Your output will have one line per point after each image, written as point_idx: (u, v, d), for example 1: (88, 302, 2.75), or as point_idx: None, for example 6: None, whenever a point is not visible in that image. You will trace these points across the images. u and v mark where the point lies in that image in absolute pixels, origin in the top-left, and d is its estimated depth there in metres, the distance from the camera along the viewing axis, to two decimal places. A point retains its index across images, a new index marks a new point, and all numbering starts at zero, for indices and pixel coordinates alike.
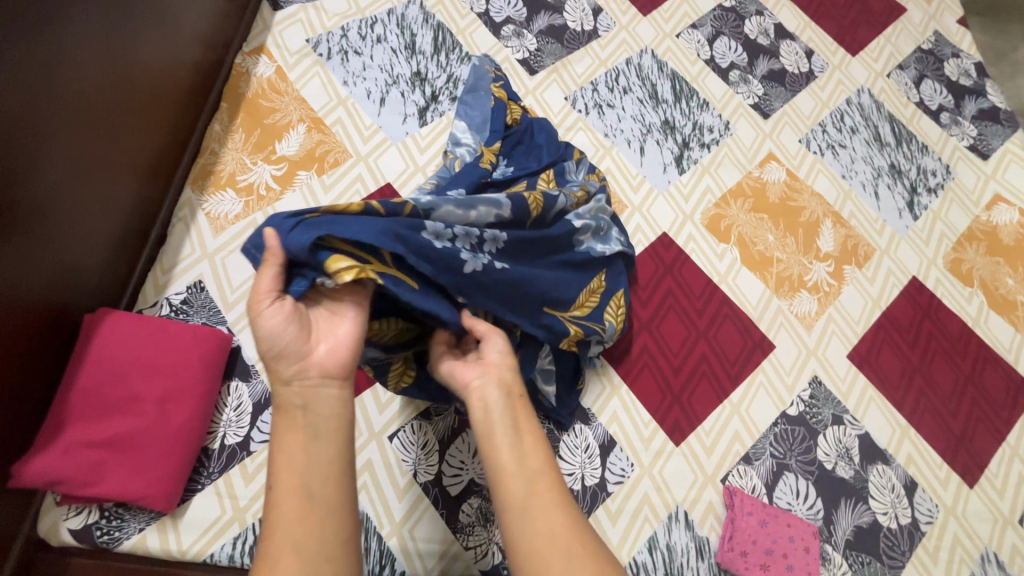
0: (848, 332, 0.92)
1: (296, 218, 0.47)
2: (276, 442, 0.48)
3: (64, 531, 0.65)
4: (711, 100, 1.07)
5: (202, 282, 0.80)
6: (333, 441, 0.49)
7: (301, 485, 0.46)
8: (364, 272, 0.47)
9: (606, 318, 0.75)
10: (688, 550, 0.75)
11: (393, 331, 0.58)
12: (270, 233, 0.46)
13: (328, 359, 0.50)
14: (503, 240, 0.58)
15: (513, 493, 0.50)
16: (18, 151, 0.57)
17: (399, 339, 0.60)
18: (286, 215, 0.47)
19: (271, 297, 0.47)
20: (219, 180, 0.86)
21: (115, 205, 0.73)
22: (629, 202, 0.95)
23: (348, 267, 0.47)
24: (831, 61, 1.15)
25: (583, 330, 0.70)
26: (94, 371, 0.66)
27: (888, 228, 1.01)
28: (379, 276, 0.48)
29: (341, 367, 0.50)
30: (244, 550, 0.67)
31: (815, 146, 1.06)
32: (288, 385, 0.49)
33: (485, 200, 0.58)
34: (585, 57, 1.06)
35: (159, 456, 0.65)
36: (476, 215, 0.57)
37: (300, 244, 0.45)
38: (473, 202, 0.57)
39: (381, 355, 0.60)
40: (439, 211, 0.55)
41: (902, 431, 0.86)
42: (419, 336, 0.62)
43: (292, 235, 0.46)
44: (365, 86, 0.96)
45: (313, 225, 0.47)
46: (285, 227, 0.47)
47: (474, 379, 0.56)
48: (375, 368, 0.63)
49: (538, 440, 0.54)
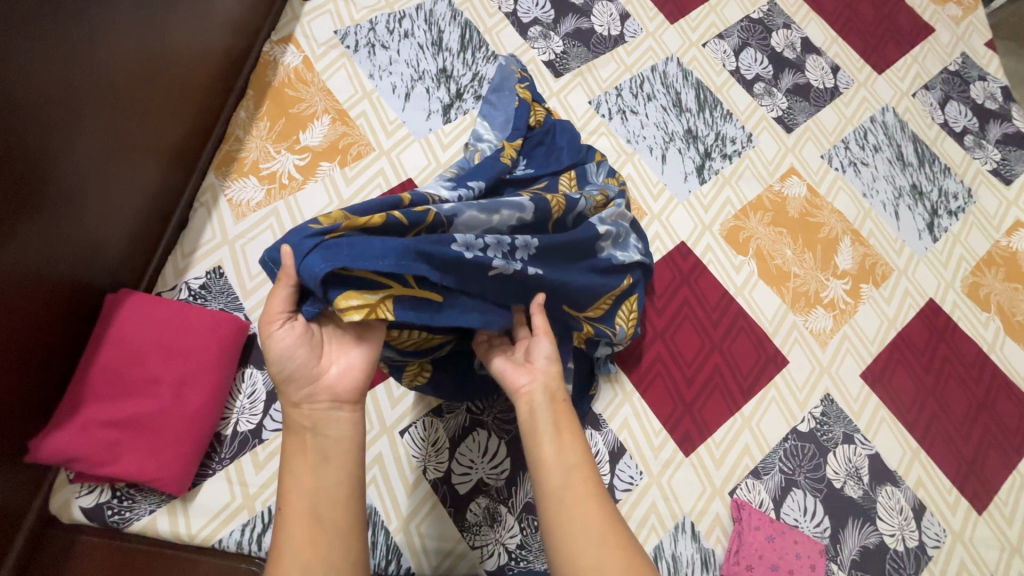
0: (862, 351, 0.91)
1: (316, 238, 0.45)
2: (286, 462, 0.48)
3: (75, 508, 0.66)
4: (735, 111, 1.06)
5: (222, 268, 0.80)
6: (342, 466, 0.48)
7: (310, 509, 0.46)
8: (374, 312, 0.46)
9: (616, 323, 0.75)
10: (693, 562, 0.74)
11: (411, 339, 0.56)
12: (287, 252, 0.45)
13: (339, 381, 0.50)
14: (535, 245, 0.58)
15: (550, 480, 0.50)
16: (50, 128, 0.58)
17: (420, 345, 0.59)
18: (305, 234, 0.45)
19: (282, 317, 0.47)
20: (242, 167, 0.86)
21: (140, 187, 0.73)
22: (649, 209, 0.95)
23: (358, 305, 0.45)
24: (856, 78, 1.15)
25: (596, 331, 0.72)
26: (114, 351, 0.67)
27: (907, 249, 1.01)
28: (390, 313, 0.47)
29: (349, 391, 0.50)
30: (252, 538, 0.67)
31: (837, 162, 1.06)
32: (297, 407, 0.48)
33: (508, 204, 0.58)
34: (611, 62, 1.06)
35: (173, 440, 0.66)
36: (498, 219, 0.57)
37: (313, 276, 0.44)
38: (496, 206, 0.57)
39: (399, 357, 0.60)
40: (462, 216, 0.54)
41: (913, 454, 0.86)
42: (441, 343, 0.60)
43: (307, 263, 0.44)
44: (390, 81, 0.96)
45: (330, 252, 0.44)
46: (303, 249, 0.45)
47: (524, 384, 0.56)
48: (390, 366, 0.63)
49: (570, 436, 0.53)
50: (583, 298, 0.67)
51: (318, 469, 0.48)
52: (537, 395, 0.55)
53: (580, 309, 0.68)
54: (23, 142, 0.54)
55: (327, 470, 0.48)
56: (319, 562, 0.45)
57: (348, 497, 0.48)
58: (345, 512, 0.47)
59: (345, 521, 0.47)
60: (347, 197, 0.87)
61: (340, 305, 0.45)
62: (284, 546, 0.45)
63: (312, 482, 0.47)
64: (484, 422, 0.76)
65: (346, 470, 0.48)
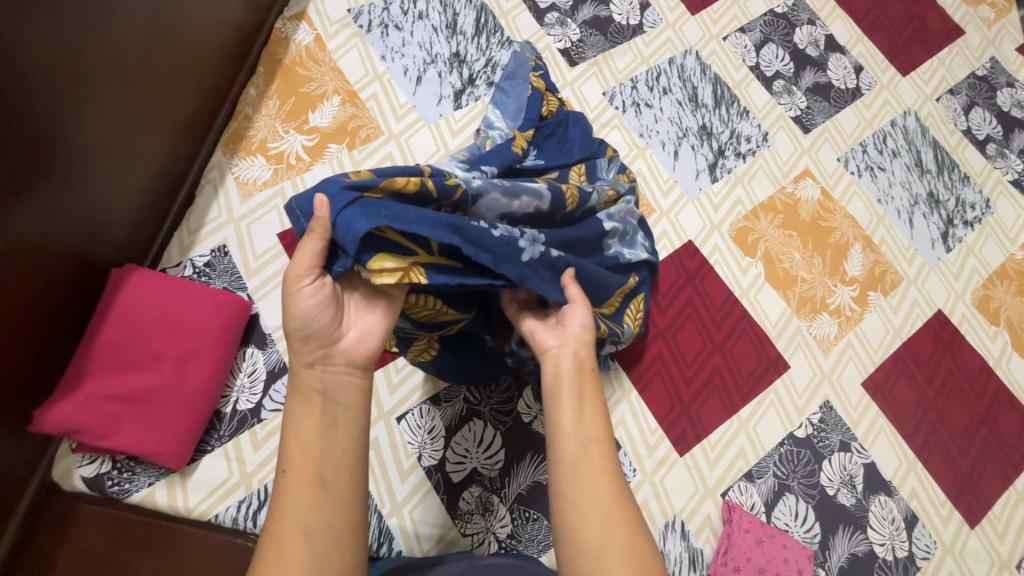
0: (865, 359, 0.90)
1: (355, 193, 0.45)
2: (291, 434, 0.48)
3: (77, 477, 0.68)
4: (752, 109, 1.04)
5: (227, 247, 0.80)
6: (351, 434, 0.49)
7: (314, 475, 0.47)
8: (409, 275, 0.47)
9: (625, 321, 0.75)
10: (681, 560, 0.75)
11: (426, 310, 0.56)
12: (322, 202, 0.44)
13: (355, 347, 0.50)
14: (541, 243, 0.57)
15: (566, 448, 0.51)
16: (58, 101, 0.57)
17: (432, 318, 0.58)
18: (343, 186, 0.45)
19: (312, 274, 0.47)
20: (250, 145, 0.86)
21: (147, 163, 0.73)
22: (658, 206, 0.94)
23: (391, 268, 0.46)
24: (879, 79, 1.12)
25: (609, 331, 0.70)
26: (117, 326, 0.67)
27: (919, 258, 0.99)
28: (422, 277, 0.47)
29: (364, 357, 0.50)
30: (248, 514, 0.69)
31: (853, 166, 1.04)
32: (309, 366, 0.49)
33: (528, 190, 0.57)
34: (628, 53, 1.03)
35: (174, 415, 0.67)
36: (519, 204, 0.56)
37: (352, 231, 0.44)
38: (517, 191, 0.56)
39: (410, 328, 0.59)
40: (485, 197, 0.54)
41: (908, 465, 0.86)
42: (453, 320, 0.60)
43: (347, 216, 0.44)
44: (402, 63, 0.95)
45: (370, 209, 0.44)
46: (342, 202, 0.44)
47: (554, 346, 0.56)
48: (400, 339, 0.62)
49: (591, 409, 0.53)
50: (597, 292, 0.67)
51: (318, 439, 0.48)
52: (565, 359, 0.55)
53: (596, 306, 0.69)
54: (31, 113, 0.54)
55: (333, 438, 0.48)
56: (323, 525, 0.45)
57: (355, 461, 0.48)
58: (349, 478, 0.47)
59: (351, 487, 0.47)
60: None
61: (373, 267, 0.46)
62: (287, 511, 0.45)
63: (318, 448, 0.47)
64: (481, 412, 0.77)
65: (353, 436, 0.49)
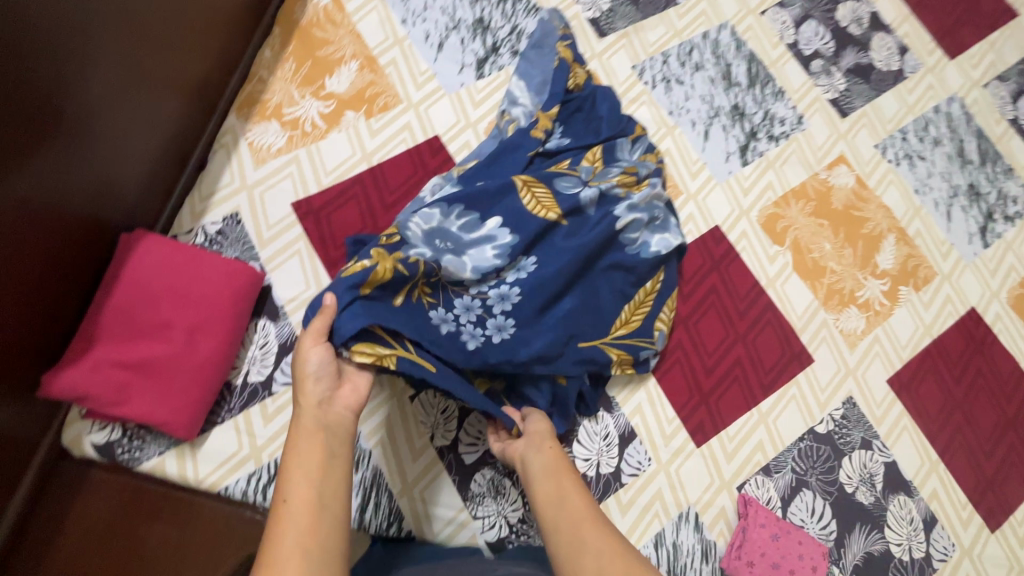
0: (892, 356, 0.87)
1: (354, 293, 0.58)
2: None
3: (87, 444, 0.67)
4: (788, 89, 0.99)
5: (239, 215, 0.78)
6: None
7: None
8: (383, 358, 0.57)
9: (655, 329, 0.77)
10: (694, 551, 0.74)
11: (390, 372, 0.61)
12: (330, 297, 0.58)
13: (352, 395, 0.56)
14: (515, 292, 0.67)
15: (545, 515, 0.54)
16: (68, 57, 0.54)
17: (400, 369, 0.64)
18: (346, 287, 0.58)
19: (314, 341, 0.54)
20: (265, 110, 0.82)
21: (159, 126, 0.70)
22: (685, 188, 0.90)
23: (369, 351, 0.57)
24: (925, 62, 1.06)
25: (627, 351, 0.74)
26: (127, 292, 0.66)
27: (955, 253, 0.95)
28: (394, 362, 0.57)
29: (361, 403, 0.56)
30: (258, 488, 0.68)
31: (892, 154, 0.99)
32: (317, 406, 0.53)
33: (479, 241, 0.68)
34: (660, 25, 0.98)
35: (184, 386, 0.65)
36: (470, 257, 0.66)
37: (347, 324, 0.56)
38: (463, 248, 0.67)
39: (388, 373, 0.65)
40: (444, 259, 0.64)
41: (931, 465, 0.83)
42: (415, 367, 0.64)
43: (345, 313, 0.57)
44: (424, 28, 0.90)
45: (359, 309, 0.57)
46: (344, 300, 0.58)
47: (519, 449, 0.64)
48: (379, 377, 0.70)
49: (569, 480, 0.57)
50: (600, 304, 0.73)
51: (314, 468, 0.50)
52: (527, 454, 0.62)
53: (603, 335, 0.73)
54: (37, 69, 0.51)
55: (334, 467, 0.49)
56: None
57: None
58: None
59: None
60: (371, 150, 0.83)
61: (356, 350, 0.57)
62: None
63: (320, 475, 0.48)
64: None
65: None
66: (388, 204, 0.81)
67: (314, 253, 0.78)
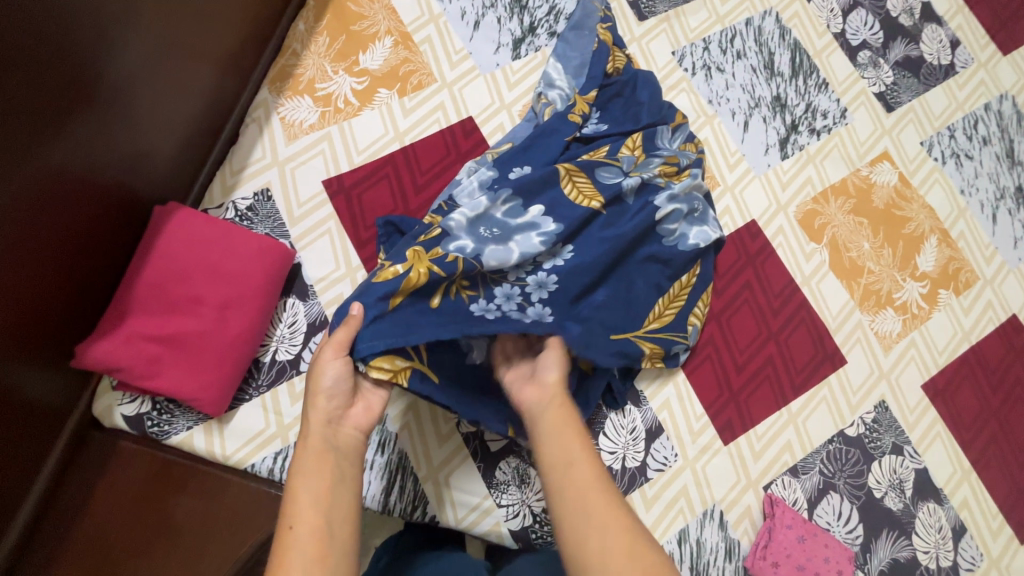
0: (928, 361, 0.85)
1: (383, 303, 0.57)
2: None
3: (117, 416, 0.66)
4: (832, 81, 0.95)
5: (270, 191, 0.77)
6: None
7: None
8: (397, 375, 0.57)
9: (688, 324, 0.77)
10: (717, 549, 0.73)
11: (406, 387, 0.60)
12: (357, 307, 0.56)
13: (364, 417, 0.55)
14: (551, 280, 0.65)
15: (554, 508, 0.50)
16: (108, 23, 0.53)
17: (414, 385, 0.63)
18: (375, 299, 0.57)
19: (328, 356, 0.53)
20: (297, 84, 0.81)
21: (192, 97, 0.69)
22: (722, 180, 0.88)
23: (387, 367, 0.56)
24: (977, 57, 1.01)
25: (659, 345, 0.73)
26: (160, 265, 0.65)
27: (998, 257, 0.92)
28: (406, 380, 0.57)
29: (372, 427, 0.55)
30: (284, 467, 0.68)
31: (938, 152, 0.95)
32: (325, 425, 0.52)
33: (522, 228, 0.65)
34: (702, 10, 0.95)
35: (214, 361, 0.65)
36: (514, 243, 0.64)
37: (368, 341, 0.55)
38: (509, 234, 0.65)
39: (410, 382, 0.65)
40: (485, 253, 0.62)
41: (963, 474, 0.81)
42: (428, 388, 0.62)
43: (368, 329, 0.56)
44: (460, 5, 0.87)
45: (378, 328, 0.56)
46: (371, 313, 0.57)
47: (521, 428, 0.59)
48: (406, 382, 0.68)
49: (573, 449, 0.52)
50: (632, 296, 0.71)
51: (334, 459, 0.50)
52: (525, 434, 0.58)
53: (634, 330, 0.72)
54: (75, 32, 0.50)
55: (340, 492, 0.48)
56: None
57: None
58: None
59: None
60: (403, 130, 0.82)
61: (373, 364, 0.56)
62: None
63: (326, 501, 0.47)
64: None
65: None
66: (420, 186, 0.80)
67: (344, 233, 0.77)
